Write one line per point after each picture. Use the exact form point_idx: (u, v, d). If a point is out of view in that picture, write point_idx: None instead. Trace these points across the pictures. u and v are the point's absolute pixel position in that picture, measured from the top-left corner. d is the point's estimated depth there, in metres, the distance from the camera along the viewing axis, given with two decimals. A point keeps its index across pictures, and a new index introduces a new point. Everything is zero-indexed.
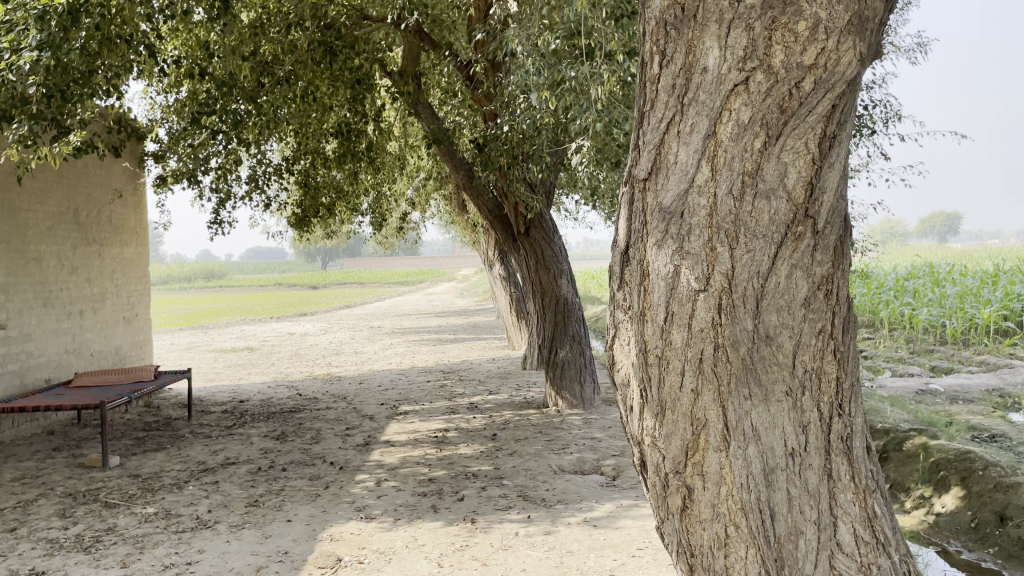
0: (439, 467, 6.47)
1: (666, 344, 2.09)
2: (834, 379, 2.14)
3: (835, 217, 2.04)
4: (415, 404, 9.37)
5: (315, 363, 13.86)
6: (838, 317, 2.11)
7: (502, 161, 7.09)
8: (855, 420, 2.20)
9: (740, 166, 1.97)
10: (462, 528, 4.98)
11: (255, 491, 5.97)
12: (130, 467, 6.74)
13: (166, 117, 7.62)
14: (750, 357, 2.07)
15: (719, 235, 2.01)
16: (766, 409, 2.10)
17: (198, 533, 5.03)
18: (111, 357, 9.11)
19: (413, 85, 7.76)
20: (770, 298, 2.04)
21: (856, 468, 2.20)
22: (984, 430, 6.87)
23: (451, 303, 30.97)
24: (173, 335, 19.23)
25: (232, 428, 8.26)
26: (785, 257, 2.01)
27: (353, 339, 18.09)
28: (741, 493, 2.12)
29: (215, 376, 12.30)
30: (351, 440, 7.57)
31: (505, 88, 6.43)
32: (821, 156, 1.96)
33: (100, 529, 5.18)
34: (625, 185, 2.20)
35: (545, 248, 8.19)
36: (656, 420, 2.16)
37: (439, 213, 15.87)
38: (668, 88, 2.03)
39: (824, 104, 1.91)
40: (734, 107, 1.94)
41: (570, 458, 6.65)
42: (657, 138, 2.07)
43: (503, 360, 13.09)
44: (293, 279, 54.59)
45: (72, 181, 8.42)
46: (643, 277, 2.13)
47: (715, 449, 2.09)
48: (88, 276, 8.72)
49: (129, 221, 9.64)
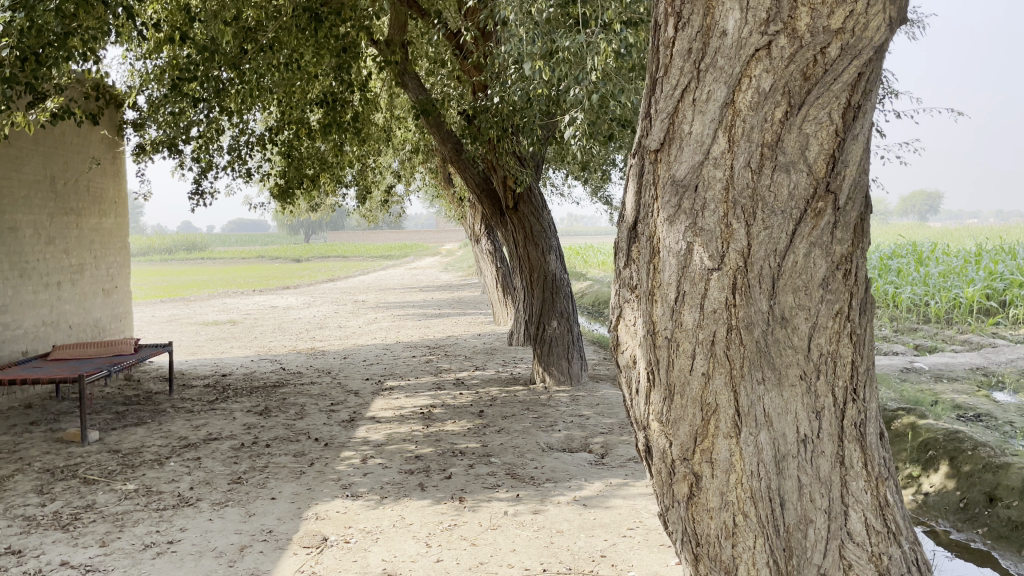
0: (426, 444, 6.37)
1: (677, 325, 2.00)
2: (850, 363, 2.04)
3: (857, 193, 1.92)
4: (400, 379, 9.26)
5: (298, 336, 13.70)
6: (855, 298, 2.01)
7: (492, 133, 6.93)
8: (869, 405, 2.11)
9: (759, 137, 1.86)
10: (450, 507, 4.89)
11: (239, 467, 5.85)
12: (110, 442, 6.61)
13: (145, 83, 7.38)
14: (764, 340, 1.97)
15: (735, 210, 1.90)
16: (779, 394, 2.01)
17: (180, 511, 4.91)
18: (89, 330, 8.93)
19: (399, 55, 7.53)
20: (787, 278, 1.95)
21: (869, 455, 2.11)
22: (969, 409, 6.84)
23: (435, 276, 30.85)
24: (154, 308, 18.97)
25: (215, 403, 8.13)
26: (803, 235, 1.91)
27: (337, 312, 17.94)
28: (751, 481, 2.03)
29: (197, 350, 12.13)
30: (337, 416, 7.47)
31: (496, 59, 6.25)
32: (845, 128, 1.85)
33: (79, 506, 5.05)
34: (634, 156, 2.10)
35: (533, 223, 8.06)
36: (663, 403, 2.07)
37: (424, 186, 15.67)
38: (683, 53, 1.91)
39: (850, 70, 1.79)
40: (754, 73, 1.83)
41: (558, 435, 6.58)
42: (670, 106, 1.94)
43: (489, 335, 12.99)
44: (275, 252, 54.18)
45: (48, 148, 8.18)
46: (653, 255, 2.04)
47: (725, 435, 2.01)
48: (66, 246, 8.50)
49: (108, 191, 9.41)
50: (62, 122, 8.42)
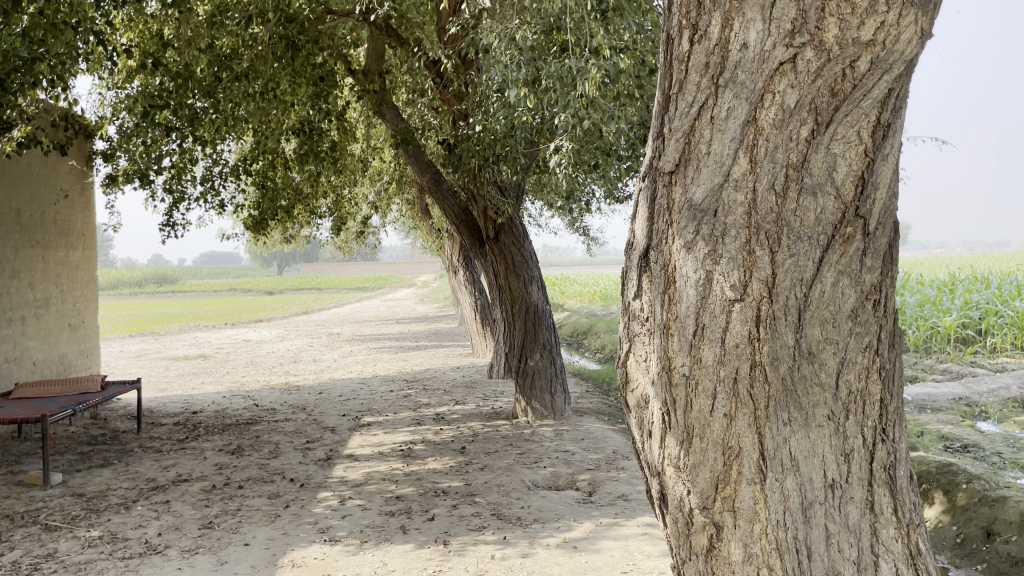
0: (408, 484, 6.13)
1: (695, 362, 1.89)
2: (879, 401, 1.89)
3: (887, 217, 1.82)
4: (378, 415, 9.00)
5: (272, 371, 13.37)
6: (885, 331, 1.87)
7: (474, 163, 6.77)
8: (899, 447, 1.94)
9: (784, 157, 1.77)
10: (434, 551, 4.66)
11: (210, 511, 5.57)
12: (74, 485, 6.29)
13: (117, 112, 7.19)
14: (790, 377, 1.86)
15: (759, 237, 1.81)
16: (805, 435, 1.88)
17: (148, 560, 4.63)
18: (54, 366, 8.60)
19: (378, 84, 7.40)
20: (813, 310, 1.84)
21: (900, 500, 1.94)
22: (956, 440, 6.70)
23: (411, 309, 30.63)
24: (122, 343, 18.49)
25: (185, 442, 7.82)
26: (831, 262, 1.80)
27: (311, 346, 17.59)
28: (776, 532, 1.89)
29: (167, 386, 11.77)
30: (313, 455, 7.20)
31: (478, 87, 6.15)
32: (875, 147, 1.75)
33: (39, 555, 4.75)
34: (645, 179, 2.00)
35: (514, 253, 7.88)
36: (681, 447, 1.94)
37: (401, 218, 15.48)
38: (700, 67, 1.82)
39: (881, 86, 1.70)
40: (778, 89, 1.74)
41: (544, 473, 6.36)
42: (686, 125, 1.84)
43: (468, 368, 12.74)
44: (247, 285, 53.48)
45: (15, 178, 7.93)
46: (668, 286, 1.93)
47: (748, 482, 1.89)
48: (31, 279, 8.20)
49: (76, 224, 9.14)
50: (28, 153, 8.18)
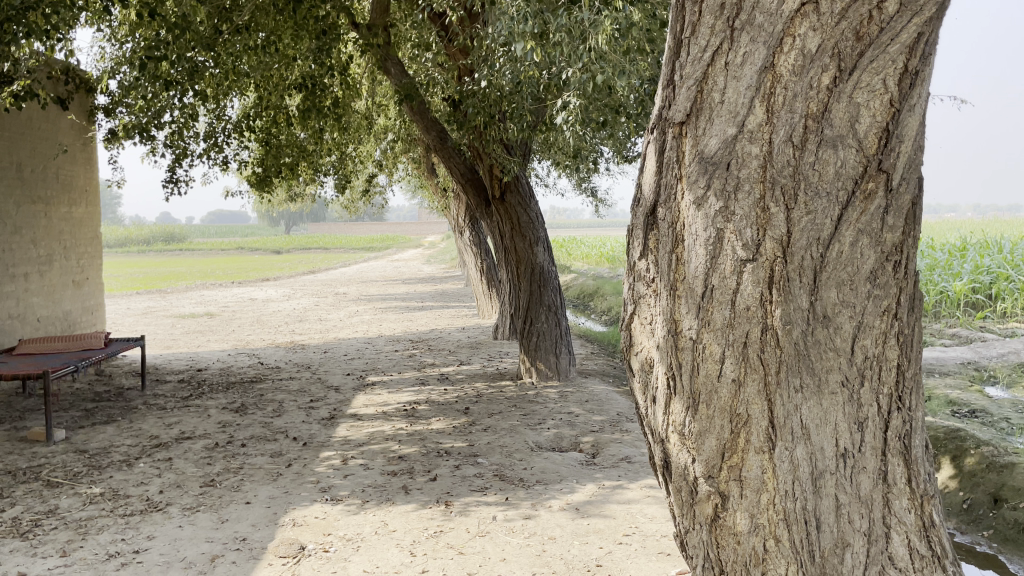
0: (410, 444, 6.10)
1: (704, 324, 1.79)
2: (896, 366, 1.80)
3: (911, 172, 1.71)
4: (382, 375, 8.97)
5: (277, 330, 13.34)
6: (905, 294, 1.77)
7: (479, 119, 6.63)
8: (916, 415, 1.84)
9: (803, 107, 1.68)
10: (436, 511, 4.62)
11: (212, 469, 5.55)
12: (77, 442, 6.28)
13: (117, 66, 7.05)
14: (803, 341, 1.77)
15: (773, 192, 1.71)
16: (818, 403, 1.79)
17: (148, 518, 4.61)
18: (59, 323, 8.57)
19: (382, 38, 7.17)
20: (830, 271, 1.74)
21: (914, 470, 1.85)
22: (965, 405, 6.61)
23: (417, 269, 30.54)
24: (128, 300, 18.51)
25: (189, 400, 7.80)
26: (851, 220, 1.71)
27: (317, 305, 17.58)
28: (784, 502, 1.81)
29: (172, 344, 11.76)
30: (316, 414, 7.18)
31: (483, 41, 5.98)
32: (901, 97, 1.65)
33: (40, 511, 4.74)
34: (654, 130, 1.89)
35: (520, 213, 7.77)
36: (686, 414, 1.86)
37: (407, 177, 15.31)
38: (714, 9, 1.70)
39: (910, 30, 1.59)
40: (799, 32, 1.64)
41: (548, 434, 6.32)
42: (698, 72, 1.74)
43: (473, 329, 12.67)
44: (253, 243, 53.44)
45: (15, 133, 7.82)
46: (675, 245, 1.84)
47: (756, 450, 1.80)
48: (33, 236, 8.14)
49: (78, 179, 9.04)
50: (28, 107, 8.05)
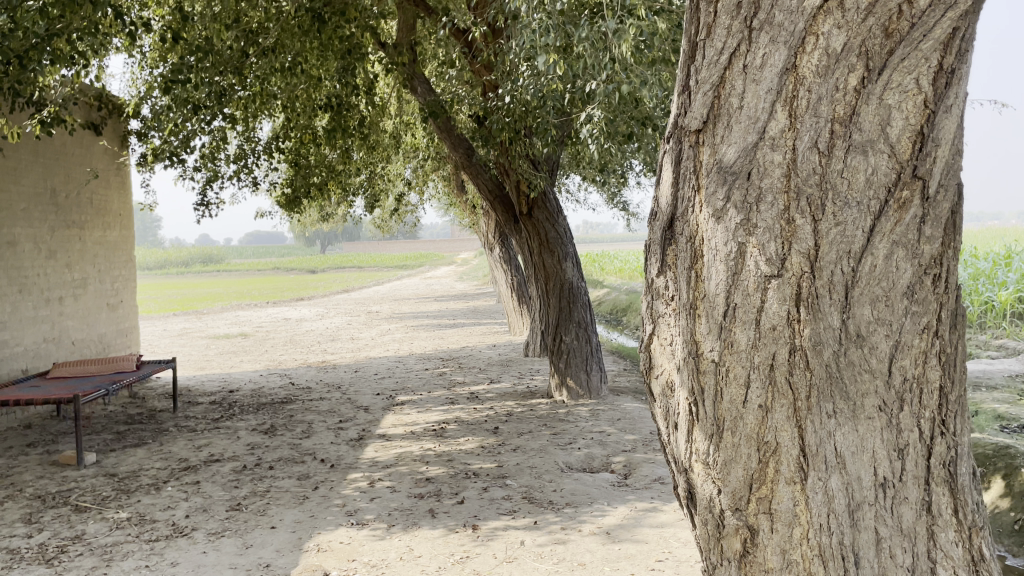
0: (438, 465, 6.00)
1: (726, 346, 1.69)
2: (939, 389, 1.65)
3: (950, 178, 1.58)
4: (412, 394, 8.89)
5: (310, 349, 13.36)
6: (946, 310, 1.63)
7: (504, 135, 6.54)
8: (961, 440, 1.69)
9: (829, 111, 1.57)
10: (463, 536, 4.51)
11: (239, 492, 5.51)
12: (107, 465, 6.29)
13: (148, 92, 7.11)
14: (835, 363, 1.64)
15: (799, 203, 1.60)
16: (853, 428, 1.66)
17: (173, 543, 4.57)
18: (93, 346, 8.64)
19: (407, 56, 7.15)
20: (862, 287, 1.61)
21: (961, 500, 1.69)
22: (1013, 420, 6.34)
23: (449, 286, 30.55)
24: (165, 321, 18.73)
25: (220, 421, 7.80)
26: (883, 231, 1.58)
27: (350, 324, 17.61)
28: (819, 537, 1.69)
29: (206, 365, 11.83)
30: (345, 434, 7.12)
31: (507, 56, 5.92)
32: (936, 97, 1.53)
33: (67, 537, 4.72)
34: (669, 140, 1.80)
35: (548, 229, 7.66)
36: (710, 441, 1.75)
37: (438, 195, 15.31)
38: (731, 8, 1.62)
39: (944, 25, 1.49)
40: (822, 30, 1.55)
41: (578, 454, 6.18)
42: (715, 76, 1.65)
43: (504, 347, 12.56)
44: (288, 263, 54.02)
45: (49, 160, 7.93)
46: (694, 261, 1.74)
47: (787, 481, 1.68)
48: (68, 259, 8.23)
49: (112, 204, 9.15)
50: (63, 133, 8.18)
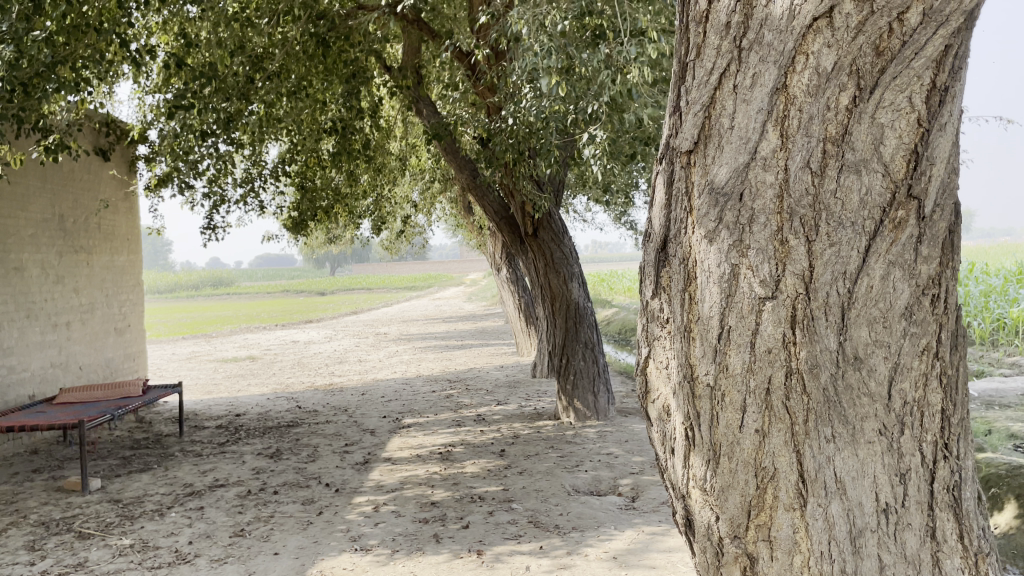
0: (444, 489, 5.95)
1: (721, 369, 1.67)
2: (940, 411, 1.62)
3: (946, 197, 1.56)
4: (418, 417, 8.85)
5: (317, 372, 13.34)
6: (945, 330, 1.60)
7: (508, 157, 6.51)
8: (965, 463, 1.66)
9: (820, 130, 1.55)
10: (468, 561, 4.46)
11: (243, 518, 5.47)
12: (112, 491, 6.26)
13: (154, 117, 7.16)
14: (832, 387, 1.60)
15: (792, 223, 1.58)
16: (853, 453, 1.62)
17: (175, 570, 4.53)
18: (100, 371, 8.65)
19: (412, 79, 7.18)
20: (859, 308, 1.58)
21: (966, 526, 1.65)
22: None
23: (459, 307, 30.54)
24: (175, 345, 18.77)
25: (225, 446, 7.77)
26: (879, 251, 1.55)
27: (357, 346, 17.58)
28: (820, 564, 1.65)
29: (213, 389, 11.82)
30: (351, 458, 7.08)
31: (510, 79, 5.94)
32: (930, 115, 1.52)
33: (69, 564, 4.69)
34: (661, 161, 1.80)
35: (553, 249, 7.64)
36: (707, 466, 1.73)
37: (445, 216, 15.34)
38: (720, 29, 1.61)
39: (935, 43, 1.48)
40: (812, 49, 1.53)
41: (585, 477, 6.12)
42: (705, 96, 1.64)
43: (512, 368, 12.51)
44: (297, 286, 54.13)
45: (57, 186, 7.98)
46: (688, 282, 1.73)
47: (786, 508, 1.65)
48: (75, 284, 8.26)
49: (120, 229, 9.20)
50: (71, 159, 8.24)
